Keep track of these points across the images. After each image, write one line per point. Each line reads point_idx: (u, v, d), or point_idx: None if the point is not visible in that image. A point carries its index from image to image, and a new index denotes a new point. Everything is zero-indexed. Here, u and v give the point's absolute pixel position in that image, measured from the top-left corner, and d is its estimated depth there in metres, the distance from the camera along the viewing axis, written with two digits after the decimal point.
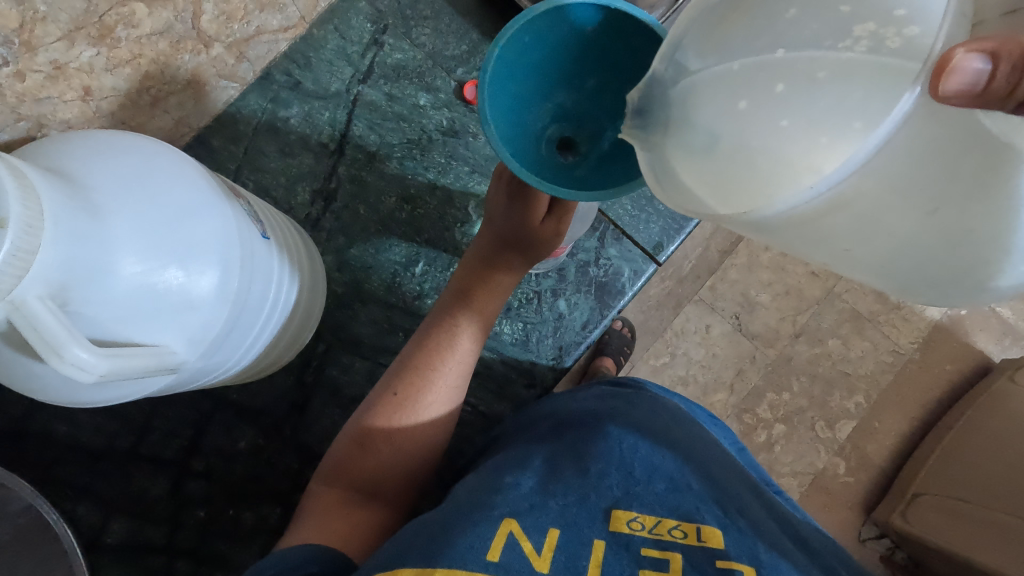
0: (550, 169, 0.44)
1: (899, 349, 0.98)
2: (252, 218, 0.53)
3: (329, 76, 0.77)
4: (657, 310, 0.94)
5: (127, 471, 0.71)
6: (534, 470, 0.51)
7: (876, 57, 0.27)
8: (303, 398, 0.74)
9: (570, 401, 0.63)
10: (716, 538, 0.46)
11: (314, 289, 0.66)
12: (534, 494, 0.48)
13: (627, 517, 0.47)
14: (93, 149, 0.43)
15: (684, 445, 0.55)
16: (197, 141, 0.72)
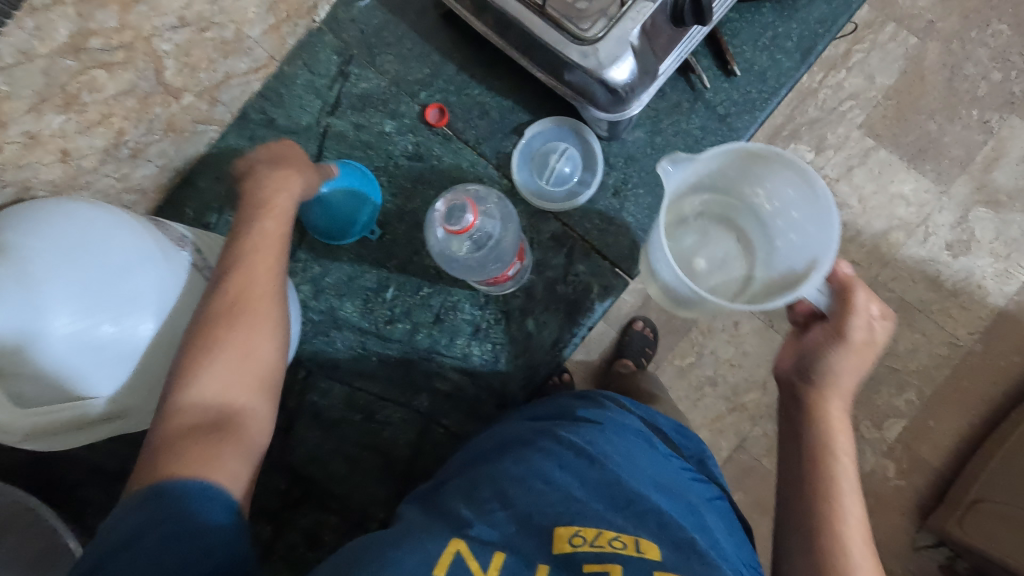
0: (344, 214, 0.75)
1: (956, 340, 0.86)
2: (198, 265, 0.57)
3: (300, 111, 0.80)
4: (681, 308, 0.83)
5: None
6: (479, 498, 0.49)
7: (810, 225, 0.55)
8: (286, 419, 0.76)
9: (515, 426, 0.62)
10: (654, 549, 0.44)
11: None
12: (474, 518, 0.46)
13: (569, 535, 0.45)
14: (34, 219, 0.48)
15: (621, 456, 0.53)
16: (181, 180, 0.78)
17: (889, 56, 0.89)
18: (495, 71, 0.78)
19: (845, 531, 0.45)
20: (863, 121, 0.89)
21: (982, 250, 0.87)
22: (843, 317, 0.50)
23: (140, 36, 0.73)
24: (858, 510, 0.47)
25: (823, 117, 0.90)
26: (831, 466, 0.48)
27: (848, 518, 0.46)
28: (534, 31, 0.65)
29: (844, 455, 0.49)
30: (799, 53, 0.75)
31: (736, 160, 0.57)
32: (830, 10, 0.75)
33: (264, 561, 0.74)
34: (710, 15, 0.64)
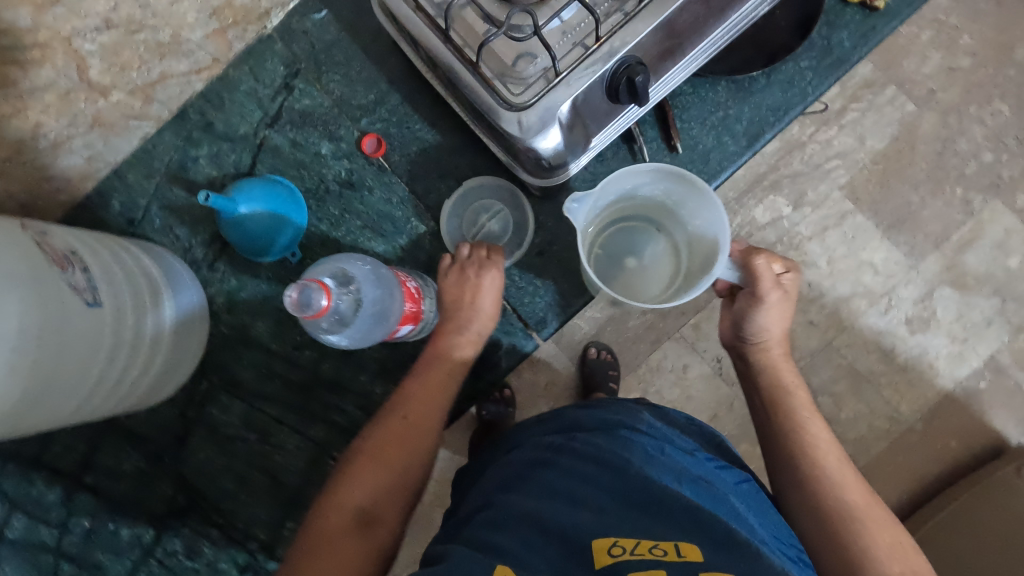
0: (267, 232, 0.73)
1: (897, 415, 0.84)
2: (80, 288, 0.56)
3: (239, 119, 0.79)
4: (633, 343, 0.81)
5: (28, 476, 0.77)
6: (508, 519, 0.46)
7: (710, 212, 0.63)
8: (183, 430, 0.77)
9: (527, 435, 0.58)
10: (696, 550, 0.41)
11: (176, 340, 0.70)
12: (520, 541, 0.43)
13: (609, 545, 0.43)
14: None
15: (646, 458, 0.50)
16: (113, 174, 0.78)
17: (883, 120, 0.85)
18: (441, 111, 0.77)
19: (841, 488, 0.51)
20: (846, 182, 0.86)
21: (941, 329, 0.85)
22: (754, 295, 0.58)
23: (59, 37, 0.69)
24: (844, 463, 0.52)
25: (807, 172, 0.85)
26: (806, 441, 0.54)
27: (840, 475, 0.51)
28: (469, 81, 0.63)
29: (814, 431, 0.54)
30: (746, 138, 0.73)
31: (640, 175, 0.64)
32: (784, 98, 0.73)
33: (146, 560, 0.77)
34: (644, 98, 0.62)
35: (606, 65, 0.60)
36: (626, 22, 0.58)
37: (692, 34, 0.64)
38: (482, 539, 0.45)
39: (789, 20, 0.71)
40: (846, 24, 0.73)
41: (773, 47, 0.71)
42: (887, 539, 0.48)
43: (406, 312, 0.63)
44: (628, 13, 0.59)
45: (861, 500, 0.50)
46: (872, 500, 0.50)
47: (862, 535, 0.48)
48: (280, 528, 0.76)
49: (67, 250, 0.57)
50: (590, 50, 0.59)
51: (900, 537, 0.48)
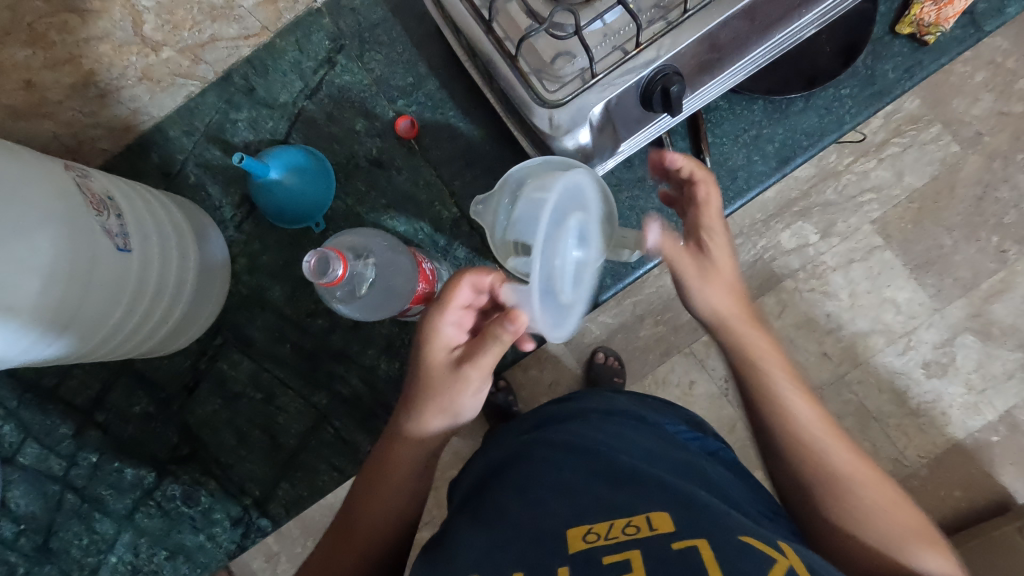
0: (301, 203, 0.75)
1: (901, 459, 0.82)
2: (110, 231, 0.58)
3: (280, 87, 0.81)
4: (643, 353, 0.85)
5: (44, 407, 0.81)
6: (484, 518, 0.47)
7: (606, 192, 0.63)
8: (193, 380, 0.80)
9: (512, 439, 0.60)
10: (666, 520, 0.42)
11: (201, 291, 0.73)
12: (487, 545, 0.44)
13: (583, 534, 0.42)
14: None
15: (615, 438, 0.53)
16: (156, 128, 0.81)
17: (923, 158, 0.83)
18: (475, 100, 0.78)
19: (823, 452, 0.48)
20: (878, 218, 0.84)
21: (957, 377, 0.83)
22: (681, 282, 0.56)
23: None
24: (808, 407, 0.51)
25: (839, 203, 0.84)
26: (776, 408, 0.51)
27: (816, 440, 0.49)
28: (507, 75, 0.64)
29: (780, 394, 0.51)
30: (776, 159, 0.73)
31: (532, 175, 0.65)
32: (820, 123, 0.72)
33: (145, 501, 0.80)
34: (678, 108, 0.62)
35: (642, 72, 0.60)
36: (669, 30, 0.59)
37: (732, 52, 0.64)
38: (463, 547, 0.45)
39: (832, 46, 0.71)
40: (892, 56, 0.72)
41: (813, 71, 0.71)
42: (868, 483, 0.47)
43: (416, 292, 0.66)
44: (670, 23, 0.59)
45: (842, 458, 0.48)
46: (847, 445, 0.49)
47: (854, 501, 0.46)
48: (274, 487, 0.78)
49: (102, 193, 0.59)
50: (629, 55, 0.59)
51: (879, 476, 0.47)
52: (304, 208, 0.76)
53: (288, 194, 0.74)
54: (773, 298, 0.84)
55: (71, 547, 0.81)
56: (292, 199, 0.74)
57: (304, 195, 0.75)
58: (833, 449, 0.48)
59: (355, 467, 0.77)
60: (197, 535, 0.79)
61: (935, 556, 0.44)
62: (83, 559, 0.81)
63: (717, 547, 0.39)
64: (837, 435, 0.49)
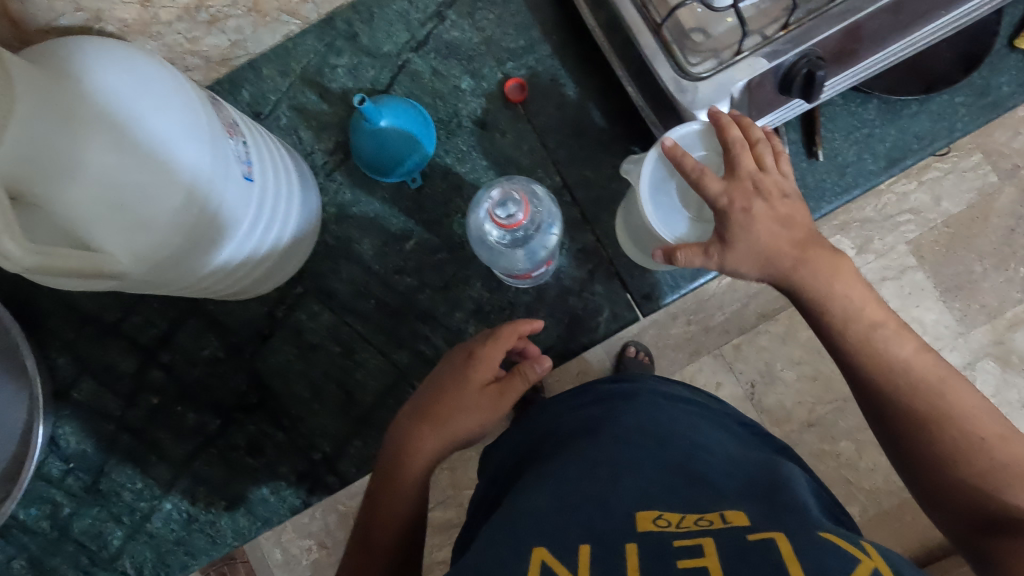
0: (399, 151, 0.74)
1: None
2: (239, 156, 0.56)
3: (385, 37, 0.79)
4: (672, 350, 0.78)
5: (107, 341, 0.78)
6: (546, 487, 0.45)
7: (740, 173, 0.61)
8: (268, 328, 0.77)
9: (570, 413, 0.57)
10: (743, 517, 0.38)
11: (301, 235, 0.72)
12: (550, 508, 0.42)
13: (653, 516, 0.40)
14: (83, 56, 0.47)
15: (697, 433, 0.51)
16: (250, 65, 0.79)
17: (961, 185, 0.75)
18: (588, 71, 0.77)
19: (889, 350, 0.48)
20: (913, 237, 0.76)
21: None
22: (692, 172, 0.52)
23: None
24: (876, 318, 0.49)
25: (877, 220, 0.76)
26: (840, 313, 0.49)
27: (880, 333, 0.48)
28: (643, 47, 0.64)
29: (845, 296, 0.50)
30: (885, 160, 0.74)
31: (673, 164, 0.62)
32: (931, 128, 0.73)
33: (206, 448, 0.77)
34: (817, 95, 0.62)
35: (786, 55, 0.61)
36: (812, 17, 0.59)
37: (871, 45, 0.64)
38: (523, 507, 0.43)
39: (953, 53, 0.71)
40: (1009, 71, 0.73)
41: (934, 75, 0.72)
42: (928, 367, 0.47)
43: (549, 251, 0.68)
44: (810, 10, 0.59)
45: (912, 358, 0.47)
46: (916, 346, 0.48)
47: (918, 395, 0.46)
48: (346, 445, 0.76)
49: (230, 116, 0.57)
50: (771, 38, 0.59)
51: (954, 378, 0.47)
52: (403, 155, 0.74)
53: (386, 141, 0.72)
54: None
55: (122, 490, 0.78)
56: (391, 146, 0.73)
57: (403, 142, 0.73)
58: (898, 346, 0.48)
59: None
60: (260, 489, 0.77)
61: (1005, 458, 0.43)
62: (134, 503, 0.78)
63: (796, 540, 0.35)
64: (910, 337, 0.48)
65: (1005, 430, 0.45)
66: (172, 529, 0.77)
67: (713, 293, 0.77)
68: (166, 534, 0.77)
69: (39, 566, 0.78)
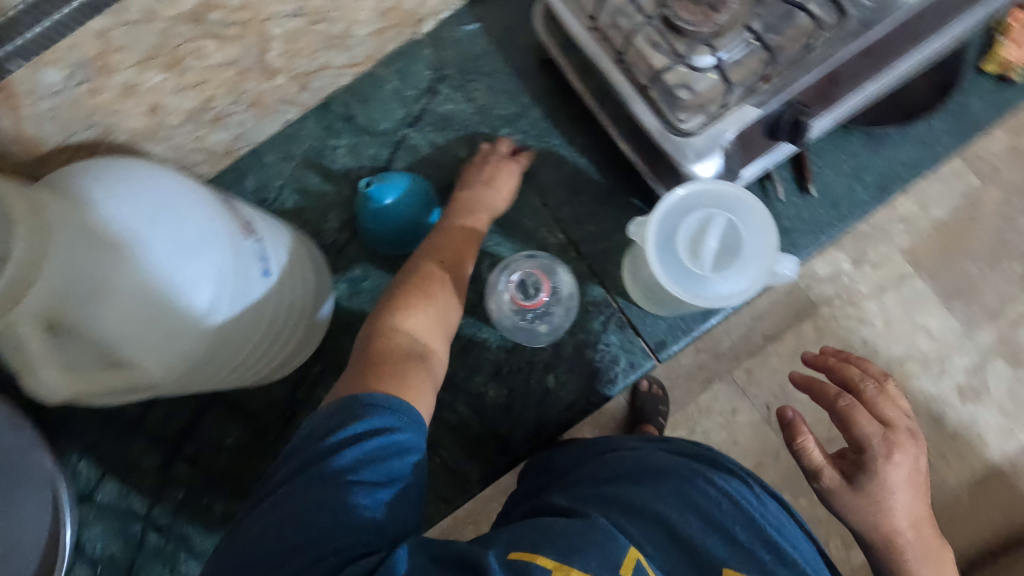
0: (401, 224, 0.75)
1: (942, 484, 0.78)
2: (258, 254, 0.57)
3: (381, 115, 0.82)
4: (685, 381, 0.80)
5: (129, 438, 0.78)
6: (638, 517, 0.48)
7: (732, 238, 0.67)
8: (291, 410, 0.78)
9: (655, 452, 0.56)
10: None
11: (318, 303, 0.72)
12: (648, 541, 0.46)
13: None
14: (108, 176, 0.49)
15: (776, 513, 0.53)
16: (252, 154, 0.81)
17: (947, 189, 0.80)
18: (580, 129, 0.80)
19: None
20: (906, 247, 0.81)
21: (991, 403, 0.79)
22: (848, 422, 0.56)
23: (257, 19, 0.63)
24: (917, 541, 0.54)
25: (869, 232, 0.80)
26: (890, 536, 0.54)
27: (917, 552, 0.54)
28: (633, 109, 0.67)
29: (904, 523, 0.54)
30: (876, 189, 0.77)
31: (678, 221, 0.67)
32: (916, 154, 0.77)
33: None
34: (803, 138, 0.66)
35: (773, 103, 0.64)
36: (792, 66, 0.63)
37: (848, 86, 0.67)
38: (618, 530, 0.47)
39: (926, 83, 0.75)
40: (979, 93, 0.77)
41: (911, 105, 0.75)
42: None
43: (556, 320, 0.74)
44: (786, 63, 0.63)
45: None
46: (942, 566, 0.55)
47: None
48: None
49: (246, 217, 0.59)
50: (757, 88, 0.63)
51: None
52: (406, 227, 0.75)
53: (388, 216, 0.73)
54: (811, 326, 0.80)
55: None
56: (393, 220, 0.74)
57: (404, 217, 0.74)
58: (934, 570, 0.54)
59: (463, 496, 0.76)
60: None
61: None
62: None
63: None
64: (940, 547, 0.56)
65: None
66: None
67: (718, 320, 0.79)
68: None
69: None
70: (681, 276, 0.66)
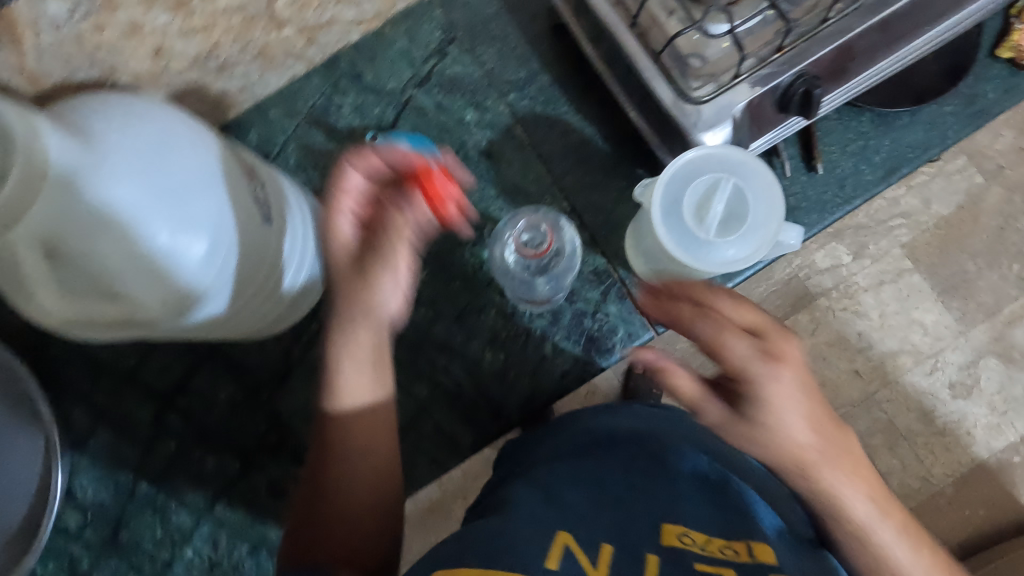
0: None
1: (929, 477, 0.78)
2: (260, 201, 0.57)
3: (389, 75, 0.81)
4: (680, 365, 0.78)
5: (121, 388, 0.78)
6: (584, 489, 0.56)
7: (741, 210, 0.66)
8: (285, 367, 0.78)
9: (604, 421, 0.65)
10: (767, 553, 0.50)
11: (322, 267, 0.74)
12: (587, 509, 0.54)
13: (677, 533, 0.52)
14: (109, 108, 0.48)
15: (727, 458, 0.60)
16: (256, 109, 0.80)
17: (949, 189, 0.78)
18: (588, 98, 0.79)
19: (844, 496, 0.53)
20: (906, 242, 0.79)
21: (982, 398, 0.79)
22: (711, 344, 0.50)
23: None
24: (831, 459, 0.52)
25: (869, 227, 0.78)
26: (807, 466, 0.52)
27: (835, 471, 0.52)
28: (644, 75, 0.66)
29: (772, 438, 0.50)
30: (882, 170, 0.76)
31: (684, 189, 0.67)
32: (925, 137, 0.76)
33: (229, 491, 0.77)
34: (815, 112, 0.65)
35: (784, 76, 0.64)
36: (806, 38, 0.62)
37: (862, 62, 0.66)
38: (567, 499, 0.55)
39: (939, 65, 0.74)
40: (994, 79, 0.76)
41: (922, 88, 0.74)
42: (869, 503, 0.54)
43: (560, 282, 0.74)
44: (802, 34, 0.62)
45: (865, 487, 0.54)
46: (863, 470, 0.53)
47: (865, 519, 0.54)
48: None
49: (250, 162, 0.58)
50: (770, 59, 0.62)
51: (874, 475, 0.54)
52: None
53: None
54: (806, 316, 0.79)
55: (142, 539, 0.77)
56: None
57: None
58: (851, 478, 0.53)
59: (455, 460, 0.77)
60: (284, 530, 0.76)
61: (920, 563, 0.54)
62: (155, 552, 0.77)
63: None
64: (852, 444, 0.54)
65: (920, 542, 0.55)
66: None
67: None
68: None
69: None
70: (686, 243, 0.65)
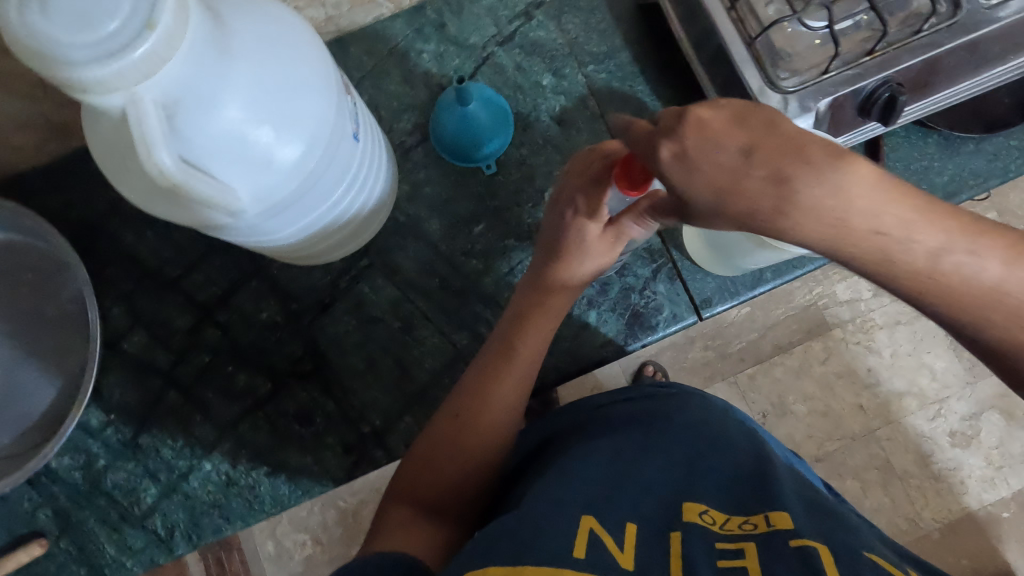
0: (476, 126, 0.75)
1: (917, 520, 0.87)
2: (351, 116, 0.58)
3: (472, 29, 0.82)
4: (688, 374, 0.83)
5: (163, 294, 0.78)
6: (600, 470, 0.55)
7: None
8: (330, 297, 0.78)
9: (619, 409, 0.65)
10: (785, 521, 0.48)
11: (372, 215, 0.74)
12: (602, 490, 0.52)
13: (698, 510, 0.51)
14: None
15: (744, 439, 0.60)
16: (337, 42, 0.81)
17: None
18: (665, 81, 0.80)
19: (853, 204, 0.35)
20: None
21: (980, 450, 0.88)
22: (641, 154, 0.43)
23: None
24: (770, 187, 0.36)
25: None
26: (772, 215, 0.37)
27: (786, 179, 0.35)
28: (735, 58, 0.67)
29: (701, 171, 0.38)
30: (942, 192, 0.77)
31: None
32: (986, 167, 0.78)
33: (255, 411, 0.77)
34: (894, 119, 0.66)
35: (870, 79, 0.64)
36: (898, 46, 0.64)
37: (945, 79, 0.68)
38: (581, 476, 0.54)
39: (1012, 98, 0.76)
40: None
41: (992, 117, 0.76)
42: (896, 206, 0.36)
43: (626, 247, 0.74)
44: (892, 42, 0.64)
45: (869, 205, 0.36)
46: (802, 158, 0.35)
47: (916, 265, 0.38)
48: (396, 420, 0.76)
49: (346, 78, 0.59)
50: (862, 62, 0.64)
51: (839, 160, 0.35)
52: (481, 131, 0.75)
53: (467, 114, 0.74)
54: (820, 344, 0.87)
55: (162, 447, 0.76)
56: (471, 120, 0.74)
57: (481, 119, 0.75)
58: (808, 188, 0.35)
59: None
60: (304, 457, 0.76)
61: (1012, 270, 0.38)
62: (173, 461, 0.76)
63: (836, 553, 0.43)
64: (780, 134, 0.36)
65: (1007, 246, 0.38)
66: (209, 490, 0.76)
67: (733, 321, 0.83)
68: (202, 495, 0.76)
69: (65, 519, 0.76)
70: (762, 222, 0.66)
